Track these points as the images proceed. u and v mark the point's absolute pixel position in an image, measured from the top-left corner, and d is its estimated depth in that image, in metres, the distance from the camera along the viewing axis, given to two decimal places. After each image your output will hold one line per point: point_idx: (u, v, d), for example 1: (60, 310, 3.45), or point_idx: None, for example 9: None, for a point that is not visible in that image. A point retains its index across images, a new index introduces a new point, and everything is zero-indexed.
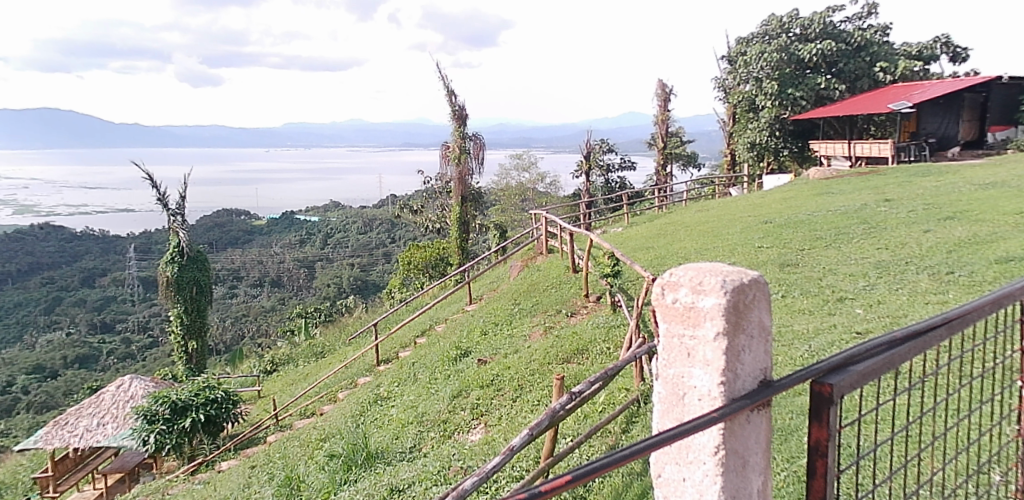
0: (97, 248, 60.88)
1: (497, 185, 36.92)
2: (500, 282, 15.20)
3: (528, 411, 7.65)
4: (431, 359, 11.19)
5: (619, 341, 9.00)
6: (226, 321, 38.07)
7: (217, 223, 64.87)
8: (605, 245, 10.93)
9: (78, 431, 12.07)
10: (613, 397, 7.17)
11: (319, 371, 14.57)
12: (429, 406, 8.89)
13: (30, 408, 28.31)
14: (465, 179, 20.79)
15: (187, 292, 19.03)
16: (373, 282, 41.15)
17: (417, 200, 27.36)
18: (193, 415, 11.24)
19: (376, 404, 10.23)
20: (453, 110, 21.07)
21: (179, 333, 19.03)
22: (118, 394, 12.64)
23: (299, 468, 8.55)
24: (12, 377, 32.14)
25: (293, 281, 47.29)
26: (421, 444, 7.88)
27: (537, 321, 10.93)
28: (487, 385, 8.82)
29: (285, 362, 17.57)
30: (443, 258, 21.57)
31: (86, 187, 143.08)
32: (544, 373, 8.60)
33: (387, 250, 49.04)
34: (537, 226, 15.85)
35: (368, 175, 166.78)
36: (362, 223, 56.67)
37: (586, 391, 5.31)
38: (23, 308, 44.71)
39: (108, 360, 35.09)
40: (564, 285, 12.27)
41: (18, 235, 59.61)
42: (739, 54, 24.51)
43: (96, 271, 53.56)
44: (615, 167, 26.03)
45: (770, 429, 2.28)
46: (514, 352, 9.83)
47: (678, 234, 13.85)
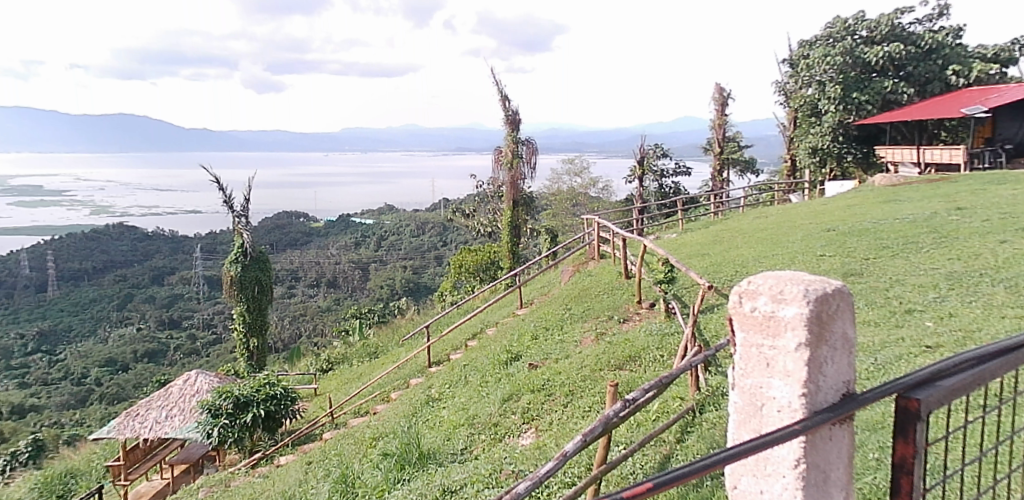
0: (166, 248, 63.60)
1: (549, 189, 36.80)
2: (551, 287, 15.18)
3: (579, 417, 7.64)
4: (481, 362, 11.30)
5: (673, 349, 8.88)
6: (284, 321, 39.24)
7: (277, 226, 67.06)
8: (660, 251, 10.80)
9: (148, 422, 12.52)
10: (667, 406, 7.08)
11: (373, 371, 14.87)
12: (480, 409, 8.96)
13: (103, 399, 29.81)
14: (517, 183, 20.70)
15: (250, 290, 19.65)
16: (425, 285, 41.77)
17: (469, 204, 27.54)
18: (254, 410, 11.61)
19: (427, 405, 10.37)
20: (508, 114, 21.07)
21: (242, 330, 19.72)
22: (185, 388, 13.14)
23: (354, 466, 8.74)
24: (88, 370, 33.97)
25: (348, 282, 48.43)
26: (471, 447, 7.96)
27: (588, 327, 10.88)
28: (537, 389, 8.83)
29: (340, 361, 17.97)
30: (494, 261, 21.80)
31: (157, 189, 150.52)
32: (596, 379, 8.56)
33: (438, 253, 49.66)
34: (589, 232, 15.72)
35: (421, 179, 169.72)
36: (415, 226, 57.53)
37: (640, 398, 5.32)
38: (98, 304, 47.14)
39: (175, 355, 36.65)
40: (617, 291, 12.16)
41: (94, 236, 62.90)
42: (801, 58, 23.99)
43: (166, 269, 55.93)
44: (669, 172, 25.64)
45: (853, 446, 2.23)
46: (565, 357, 9.82)
47: (736, 241, 13.56)
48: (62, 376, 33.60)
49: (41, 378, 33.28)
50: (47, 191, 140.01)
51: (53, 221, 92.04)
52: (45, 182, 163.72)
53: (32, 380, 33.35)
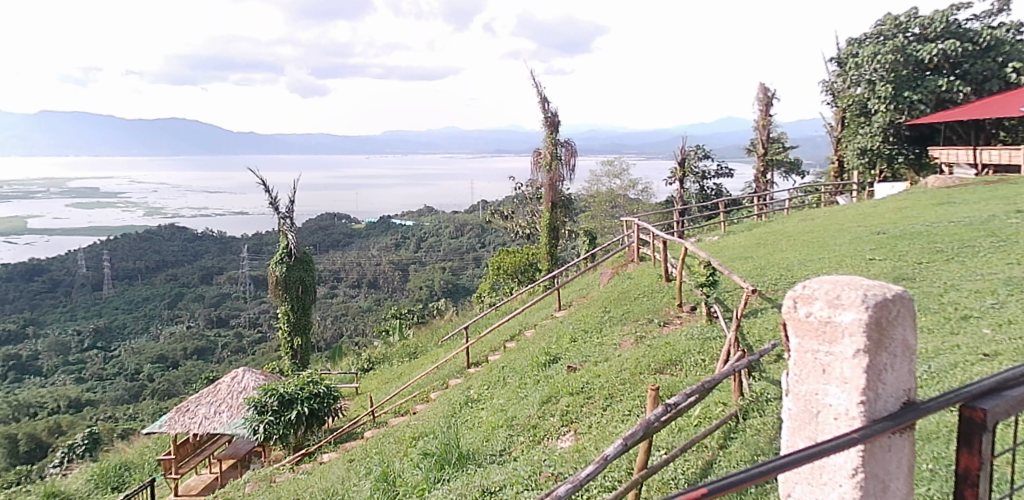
0: (215, 248, 65.48)
1: (587, 192, 36.59)
2: (590, 289, 15.07)
3: (618, 420, 7.59)
4: (521, 363, 11.30)
5: (715, 353, 8.73)
6: (327, 320, 39.98)
7: (320, 227, 68.51)
8: (701, 254, 10.63)
9: (197, 418, 12.87)
10: (709, 411, 6.97)
11: (412, 371, 15.05)
12: (519, 410, 8.98)
13: (155, 395, 30.85)
14: (556, 186, 20.57)
15: (294, 291, 20.06)
16: (463, 286, 42.09)
17: (508, 206, 27.58)
18: (298, 408, 11.88)
19: (467, 406, 10.45)
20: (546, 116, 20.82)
21: (286, 329, 20.17)
22: (233, 384, 13.49)
23: (394, 465, 8.84)
24: (141, 365, 35.25)
25: (389, 283, 49.09)
26: (510, 448, 7.98)
27: (628, 330, 10.78)
28: (576, 392, 8.80)
29: (380, 361, 18.21)
30: (532, 263, 21.86)
31: (207, 190, 155.31)
32: (636, 383, 8.48)
33: (477, 255, 49.96)
34: (628, 234, 15.57)
35: (461, 181, 171.07)
36: (454, 227, 57.96)
37: (682, 403, 5.29)
38: (150, 302, 48.81)
39: (222, 352, 37.66)
40: (656, 294, 12.02)
41: (147, 237, 65.19)
42: (849, 56, 23.43)
43: (214, 269, 57.53)
44: (711, 174, 25.20)
45: (913, 455, 2.17)
46: (604, 360, 9.76)
47: (780, 244, 13.28)
48: (117, 372, 34.95)
49: (97, 373, 34.64)
50: (105, 192, 146.21)
51: (109, 221, 95.81)
52: (104, 184, 171.29)
53: (89, 375, 34.72)
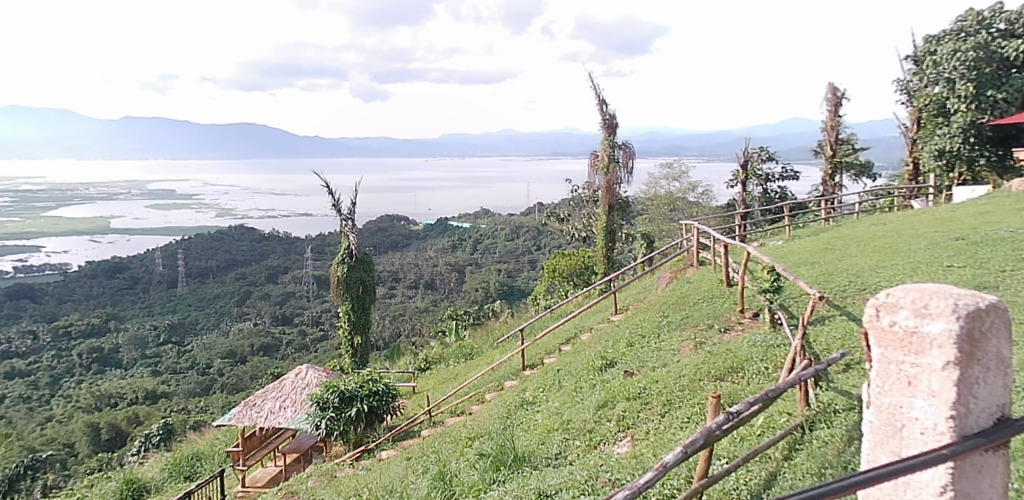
0: (281, 248, 67.83)
1: (646, 194, 36.17)
2: (648, 293, 14.85)
3: (677, 428, 7.46)
4: (576, 367, 11.22)
5: (779, 361, 8.47)
6: (386, 320, 40.90)
7: (380, 228, 69.99)
8: (765, 259, 10.29)
9: (264, 412, 13.30)
10: (773, 421, 6.77)
11: (468, 372, 15.16)
12: (575, 414, 8.94)
13: (225, 389, 32.20)
14: (613, 188, 20.29)
15: (354, 290, 20.54)
16: (519, 288, 42.22)
17: (564, 209, 27.42)
18: (358, 405, 12.17)
19: (522, 408, 10.46)
20: (604, 118, 20.54)
21: (347, 327, 20.70)
22: (297, 380, 13.93)
23: (451, 464, 8.93)
24: (212, 360, 36.94)
25: (445, 284, 49.71)
26: (566, 452, 7.96)
27: (687, 336, 10.56)
28: (633, 397, 8.69)
29: (437, 361, 18.46)
30: (588, 266, 21.81)
31: (273, 192, 161.16)
32: (695, 390, 8.32)
33: (532, 257, 50.05)
34: (688, 238, 15.27)
35: (517, 183, 171.94)
36: (510, 230, 58.16)
37: (743, 412, 5.18)
38: (221, 299, 50.98)
39: (287, 349, 38.88)
40: (717, 299, 11.75)
41: (218, 238, 68.16)
42: (927, 54, 22.45)
43: (280, 268, 59.55)
44: (776, 176, 24.29)
45: (1008, 473, 2.06)
46: (663, 365, 9.60)
47: (849, 249, 12.78)
48: (190, 366, 36.74)
49: (172, 366, 36.36)
50: (182, 194, 154.00)
51: (183, 222, 100.62)
52: (181, 186, 180.78)
53: (164, 368, 36.45)
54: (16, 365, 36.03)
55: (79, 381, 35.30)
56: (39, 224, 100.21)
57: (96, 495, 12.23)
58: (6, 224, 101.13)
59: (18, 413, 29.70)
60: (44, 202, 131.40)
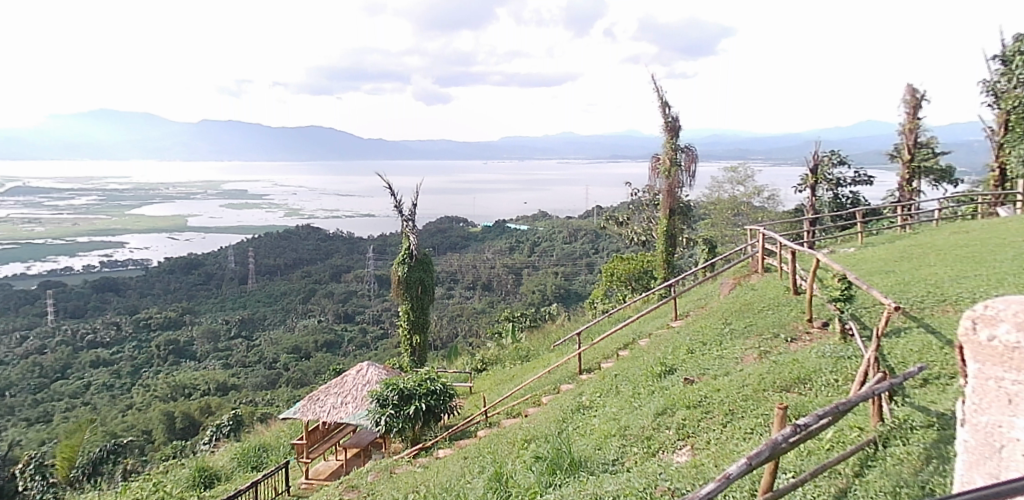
0: (344, 247, 69.70)
1: (708, 199, 35.48)
2: (709, 300, 14.51)
3: (739, 439, 7.27)
4: (634, 373, 11.08)
5: (850, 373, 8.12)
6: (444, 320, 41.53)
7: (439, 229, 71.10)
8: (835, 266, 9.84)
9: (327, 407, 13.69)
10: (843, 436, 6.49)
11: (525, 374, 15.22)
12: (632, 420, 8.81)
13: (290, 383, 33.33)
14: (674, 192, 19.83)
15: (414, 290, 20.87)
16: (576, 291, 42.03)
17: (623, 212, 27.04)
18: (416, 403, 12.33)
19: (578, 412, 10.40)
20: (667, 121, 20.05)
21: (406, 327, 21.07)
22: (358, 377, 14.20)
23: (507, 466, 8.94)
24: (278, 354, 38.33)
25: (502, 286, 50.01)
26: (623, 458, 7.86)
27: (751, 344, 10.26)
28: (694, 405, 8.51)
29: (494, 362, 18.60)
30: (647, 271, 21.52)
31: (337, 193, 166.28)
32: (759, 400, 8.08)
33: (590, 261, 49.70)
34: (752, 243, 14.82)
35: (576, 185, 171.19)
36: (568, 233, 57.91)
37: (812, 424, 5.06)
38: (288, 296, 52.76)
39: (348, 346, 39.89)
40: (783, 307, 11.38)
41: (286, 238, 70.64)
42: (1018, 53, 20.91)
43: (343, 267, 61.23)
44: (847, 181, 23.35)
45: None
46: (725, 374, 9.36)
47: (928, 258, 12.16)
48: (258, 360, 38.17)
49: (241, 359, 37.85)
50: (253, 195, 160.27)
51: (255, 221, 104.84)
52: (252, 186, 188.31)
53: (234, 361, 38.00)
54: (100, 354, 38.31)
55: (157, 371, 37.22)
56: (123, 222, 106.41)
57: (172, 480, 12.88)
58: (93, 221, 107.84)
59: (102, 399, 31.56)
60: (129, 201, 139.54)
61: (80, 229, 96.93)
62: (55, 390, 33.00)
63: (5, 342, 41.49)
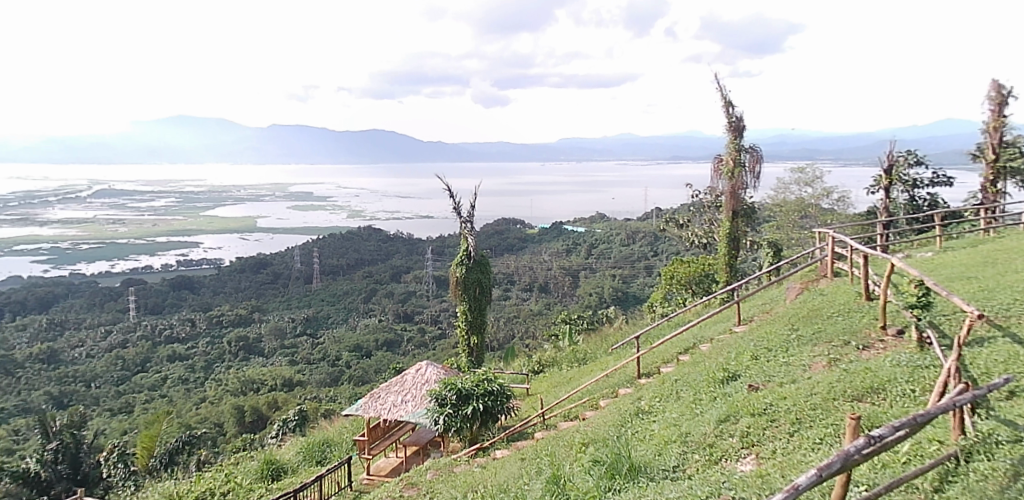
0: (404, 248, 71.00)
1: (774, 200, 34.43)
2: (774, 304, 14.07)
3: (807, 449, 7.02)
4: (695, 378, 10.85)
5: (927, 383, 7.73)
6: (501, 321, 41.77)
7: (497, 231, 71.64)
8: (911, 271, 9.37)
9: (387, 405, 13.96)
10: (921, 449, 6.17)
11: (582, 376, 15.12)
12: (693, 427, 8.63)
13: (351, 380, 34.18)
14: (738, 194, 19.27)
15: (472, 291, 21.03)
16: (634, 294, 41.54)
17: (683, 214, 26.54)
18: (474, 403, 12.42)
19: (637, 417, 10.26)
20: (731, 121, 19.49)
21: (464, 328, 21.30)
22: (417, 376, 14.40)
23: (565, 468, 8.88)
24: (341, 352, 39.42)
25: (559, 288, 49.98)
26: (684, 465, 7.70)
27: (819, 351, 9.90)
28: (758, 413, 8.26)
29: (550, 364, 18.57)
30: (708, 274, 21.07)
31: (397, 195, 169.74)
32: (829, 409, 7.77)
33: (649, 263, 48.98)
34: (820, 247, 14.28)
35: (635, 187, 169.19)
36: (626, 234, 57.15)
37: (886, 434, 4.81)
38: (349, 295, 54.12)
39: (407, 345, 40.56)
40: (854, 313, 10.94)
41: (348, 238, 72.61)
42: None
43: (402, 268, 62.37)
44: (925, 182, 22.26)
45: None
46: (791, 381, 9.06)
47: (1015, 263, 11.47)
48: (321, 357, 39.34)
49: (306, 357, 39.03)
50: (317, 197, 165.07)
51: (319, 223, 107.94)
52: (317, 189, 194.02)
53: (299, 358, 39.26)
54: (176, 350, 40.24)
55: (228, 366, 38.78)
56: (197, 222, 111.55)
57: (242, 472, 13.38)
58: (170, 221, 113.42)
59: (178, 392, 33.11)
60: (204, 202, 146.27)
61: (158, 230, 102.10)
62: (136, 383, 34.84)
63: (91, 335, 44.07)
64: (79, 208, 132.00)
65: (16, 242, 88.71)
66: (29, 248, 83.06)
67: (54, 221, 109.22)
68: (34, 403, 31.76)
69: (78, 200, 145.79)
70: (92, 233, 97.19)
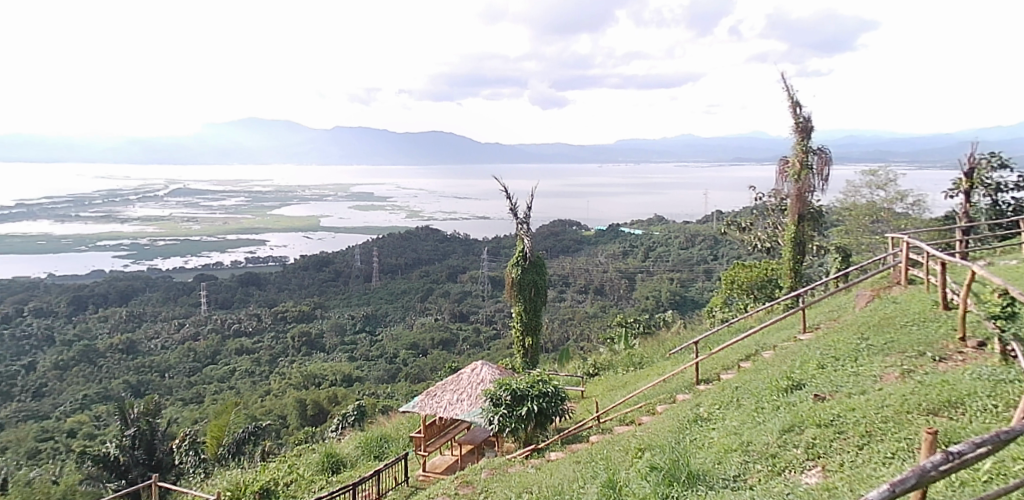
0: (460, 249, 71.82)
1: (842, 203, 33.18)
2: (843, 312, 13.55)
3: (878, 463, 6.71)
4: (758, 386, 10.52)
5: (1011, 398, 7.29)
6: (555, 323, 41.74)
7: (552, 234, 71.55)
8: (994, 280, 8.83)
9: (443, 403, 14.11)
10: (1004, 468, 5.81)
11: (638, 381, 14.92)
12: (755, 436, 8.38)
13: (408, 377, 34.79)
14: (804, 197, 18.60)
15: (527, 292, 21.04)
16: (692, 298, 40.81)
17: (746, 217, 25.86)
18: (529, 404, 12.41)
19: (696, 423, 10.04)
20: (798, 122, 18.77)
21: (519, 328, 21.35)
22: (472, 376, 14.50)
23: (620, 473, 8.73)
24: (398, 350, 40.24)
25: (615, 291, 49.60)
26: (746, 475, 7.49)
27: (891, 362, 9.45)
28: (825, 424, 7.95)
29: (606, 367, 18.41)
30: (771, 279, 20.52)
31: (454, 196, 171.77)
32: (902, 422, 7.41)
33: (708, 266, 47.96)
34: (893, 252, 13.62)
35: (694, 190, 166.03)
36: (685, 237, 55.96)
37: (967, 451, 4.49)
38: (407, 294, 55.10)
39: (463, 344, 40.99)
40: (930, 323, 10.41)
41: (406, 238, 73.91)
42: None
43: (458, 267, 63.08)
44: (1009, 186, 20.95)
45: None
46: (861, 392, 8.69)
47: None
48: (380, 354, 40.20)
49: (365, 353, 39.99)
50: (378, 197, 168.82)
51: (378, 223, 110.31)
52: (377, 189, 198.40)
53: (359, 354, 40.25)
54: (244, 343, 41.87)
55: (292, 360, 40.10)
56: (264, 221, 115.79)
57: (304, 464, 13.77)
58: (239, 220, 118.03)
59: (245, 384, 34.43)
60: (270, 202, 151.69)
61: (228, 227, 106.41)
62: (207, 374, 36.47)
63: (166, 327, 46.36)
64: (157, 206, 139.15)
65: (99, 238, 94.24)
66: (111, 243, 88.06)
67: (133, 219, 115.45)
68: (114, 390, 33.62)
69: (156, 199, 153.64)
70: (168, 229, 102.17)
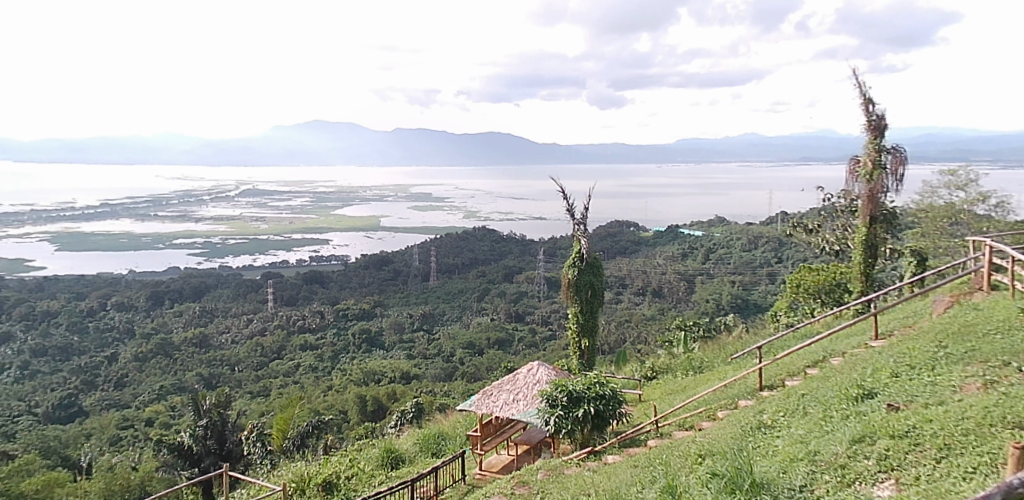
0: (517, 249, 72.06)
1: (918, 204, 31.62)
2: (918, 318, 12.90)
3: (957, 477, 6.36)
4: (826, 393, 10.12)
5: None
6: (612, 324, 41.39)
7: (610, 235, 70.89)
8: None
9: (499, 402, 14.15)
10: None
11: (698, 385, 14.59)
12: (823, 445, 8.07)
13: (464, 376, 35.08)
14: (876, 197, 17.76)
15: (584, 293, 20.92)
16: (755, 302, 39.67)
17: (813, 219, 24.93)
18: (585, 406, 12.31)
19: (759, 431, 9.75)
20: (869, 119, 17.93)
21: (575, 330, 21.19)
22: (529, 376, 14.48)
23: (680, 479, 8.53)
24: (454, 349, 40.67)
25: (673, 293, 48.77)
26: (813, 485, 7.22)
27: (971, 372, 8.94)
28: (899, 435, 7.58)
29: (664, 371, 18.10)
30: (840, 283, 19.70)
31: (511, 196, 172.45)
32: (984, 436, 6.99)
33: (772, 269, 46.53)
34: (973, 257, 12.83)
35: (757, 190, 161.47)
36: (748, 239, 54.45)
37: None
38: (464, 294, 55.69)
39: (518, 344, 41.08)
40: (1015, 332, 9.77)
41: (463, 238, 74.62)
42: None
43: (514, 268, 63.31)
44: None
45: None
46: (938, 403, 8.24)
47: None
48: (437, 352, 40.75)
49: (423, 352, 40.58)
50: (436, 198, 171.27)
51: (437, 223, 111.67)
52: (436, 190, 201.23)
53: (416, 353, 40.88)
54: (308, 339, 43.14)
55: (353, 357, 41.10)
56: (327, 221, 119.08)
57: (364, 458, 14.11)
58: (304, 220, 121.75)
59: (309, 379, 35.51)
60: (333, 202, 155.78)
61: (293, 227, 110.00)
62: (273, 368, 37.79)
63: (236, 322, 48.29)
64: (228, 207, 144.91)
65: (175, 236, 99.00)
66: (185, 241, 92.29)
67: (206, 219, 120.70)
68: (188, 382, 35.25)
69: (227, 199, 160.06)
70: (238, 229, 106.31)
